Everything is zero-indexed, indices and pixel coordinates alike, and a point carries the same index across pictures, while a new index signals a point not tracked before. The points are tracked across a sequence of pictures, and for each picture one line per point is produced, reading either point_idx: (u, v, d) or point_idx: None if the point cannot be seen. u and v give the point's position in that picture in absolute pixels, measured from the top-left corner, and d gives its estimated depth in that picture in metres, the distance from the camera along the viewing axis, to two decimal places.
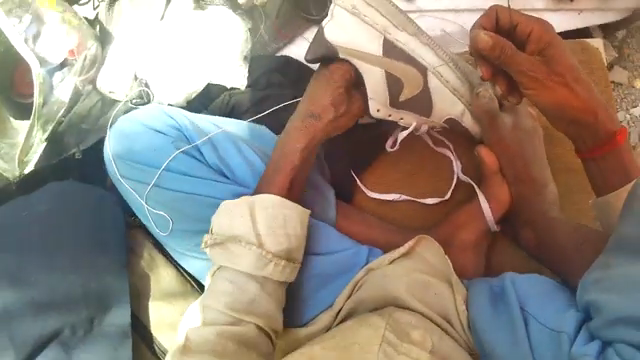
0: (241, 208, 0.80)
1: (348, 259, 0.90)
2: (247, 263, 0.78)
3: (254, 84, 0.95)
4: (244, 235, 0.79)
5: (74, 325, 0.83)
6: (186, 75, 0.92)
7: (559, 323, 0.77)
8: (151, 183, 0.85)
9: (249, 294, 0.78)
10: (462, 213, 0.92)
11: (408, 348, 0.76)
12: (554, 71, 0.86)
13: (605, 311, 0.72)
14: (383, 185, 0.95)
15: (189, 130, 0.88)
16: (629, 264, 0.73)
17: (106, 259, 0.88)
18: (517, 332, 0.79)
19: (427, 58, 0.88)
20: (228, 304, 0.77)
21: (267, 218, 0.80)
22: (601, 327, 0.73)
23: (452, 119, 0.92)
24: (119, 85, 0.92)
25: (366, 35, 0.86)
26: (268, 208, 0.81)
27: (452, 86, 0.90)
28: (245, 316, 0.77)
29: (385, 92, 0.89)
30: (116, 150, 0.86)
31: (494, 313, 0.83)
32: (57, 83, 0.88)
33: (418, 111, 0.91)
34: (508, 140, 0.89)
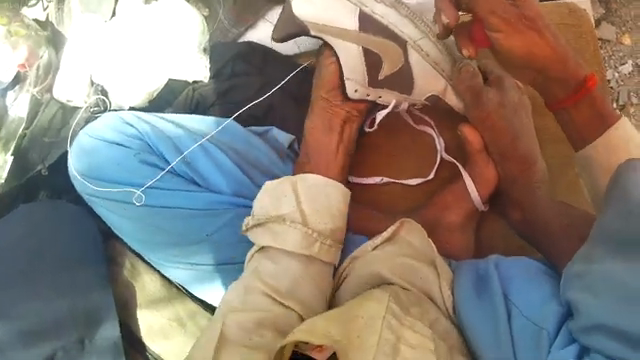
0: (285, 190, 0.83)
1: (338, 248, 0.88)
2: (293, 242, 0.80)
3: (218, 74, 0.91)
4: (289, 215, 0.81)
5: (65, 347, 0.81)
6: (144, 74, 0.88)
7: (540, 316, 0.74)
8: (118, 198, 0.85)
9: (293, 277, 0.78)
10: (448, 194, 0.87)
11: (412, 322, 0.73)
12: (524, 15, 0.78)
13: (582, 313, 0.69)
14: (364, 170, 0.91)
15: (150, 137, 0.86)
16: (610, 262, 0.70)
17: (87, 275, 0.86)
18: (499, 325, 0.75)
19: (405, 30, 0.83)
20: (272, 289, 0.78)
21: (310, 197, 0.82)
22: (576, 330, 0.70)
23: (437, 95, 0.86)
24: (76, 93, 0.89)
25: (338, 10, 0.81)
26: (311, 185, 0.83)
27: (433, 59, 0.84)
28: (285, 300, 0.77)
29: (364, 70, 0.83)
30: (79, 169, 0.85)
31: (478, 300, 0.79)
32: (11, 103, 0.88)
33: (398, 88, 0.85)
34: (493, 116, 0.83)
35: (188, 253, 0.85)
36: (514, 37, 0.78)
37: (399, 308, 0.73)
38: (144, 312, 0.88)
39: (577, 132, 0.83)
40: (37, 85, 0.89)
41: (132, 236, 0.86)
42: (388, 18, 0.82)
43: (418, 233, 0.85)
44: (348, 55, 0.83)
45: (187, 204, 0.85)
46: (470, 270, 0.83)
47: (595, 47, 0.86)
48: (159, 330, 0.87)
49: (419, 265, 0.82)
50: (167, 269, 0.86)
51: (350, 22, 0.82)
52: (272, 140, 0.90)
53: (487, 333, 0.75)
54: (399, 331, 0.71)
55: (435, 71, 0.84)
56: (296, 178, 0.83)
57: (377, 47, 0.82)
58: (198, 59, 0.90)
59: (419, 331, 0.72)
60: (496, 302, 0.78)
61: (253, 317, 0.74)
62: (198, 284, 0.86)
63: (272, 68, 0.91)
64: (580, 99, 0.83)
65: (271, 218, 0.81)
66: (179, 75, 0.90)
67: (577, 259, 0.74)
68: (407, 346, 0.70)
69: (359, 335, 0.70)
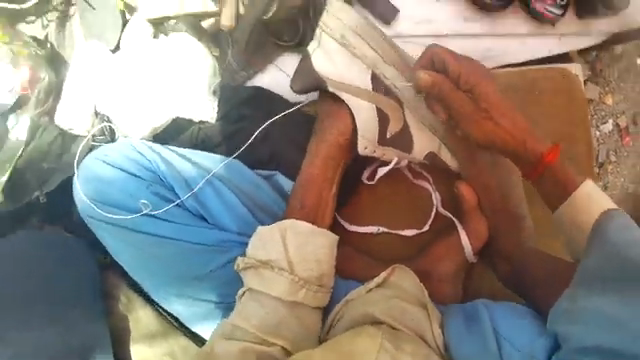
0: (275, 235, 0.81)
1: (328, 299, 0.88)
2: (281, 289, 0.78)
3: (225, 117, 0.88)
4: (276, 262, 0.79)
5: None
6: (150, 111, 0.86)
7: (532, 352, 0.75)
8: (126, 226, 0.84)
9: (279, 317, 0.77)
10: (441, 247, 0.89)
11: (402, 356, 0.73)
12: (479, 106, 0.85)
13: (572, 341, 0.67)
14: (359, 219, 0.91)
15: (161, 171, 0.85)
16: (595, 294, 0.69)
17: (79, 307, 0.83)
18: (488, 356, 0.75)
19: (406, 94, 0.87)
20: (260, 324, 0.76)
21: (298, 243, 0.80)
22: (570, 357, 0.67)
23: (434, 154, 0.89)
24: (78, 123, 0.86)
25: (353, 68, 0.86)
26: (301, 232, 0.81)
27: (429, 121, 0.88)
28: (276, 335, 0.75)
29: (374, 127, 0.86)
30: (88, 193, 0.84)
31: (465, 334, 0.79)
32: (12, 125, 0.84)
33: (401, 148, 0.88)
34: (486, 173, 0.88)
35: (192, 289, 0.85)
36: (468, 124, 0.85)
37: (390, 344, 0.73)
38: (136, 345, 0.86)
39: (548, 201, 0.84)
40: (37, 108, 0.85)
41: (134, 267, 0.85)
42: (396, 81, 0.87)
43: (409, 278, 0.87)
44: (362, 110, 0.85)
45: (193, 238, 0.85)
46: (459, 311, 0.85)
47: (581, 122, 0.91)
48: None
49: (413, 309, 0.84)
50: (166, 301, 0.86)
51: (364, 80, 0.87)
52: (277, 184, 0.89)
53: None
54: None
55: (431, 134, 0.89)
56: (285, 224, 0.82)
57: (387, 106, 0.86)
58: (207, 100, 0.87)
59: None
60: (483, 338, 0.78)
61: (243, 344, 0.73)
62: (198, 322, 0.86)
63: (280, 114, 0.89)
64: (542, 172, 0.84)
65: (260, 265, 0.79)
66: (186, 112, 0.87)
67: (561, 301, 0.72)
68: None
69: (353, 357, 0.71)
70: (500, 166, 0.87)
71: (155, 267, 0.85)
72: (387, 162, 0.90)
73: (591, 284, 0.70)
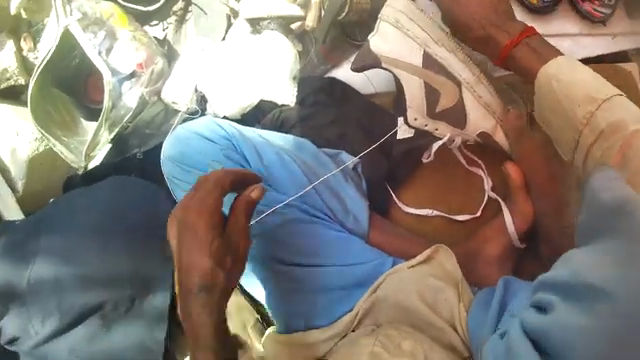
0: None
1: (372, 270, 0.94)
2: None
3: (302, 101, 1.03)
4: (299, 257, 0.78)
5: (116, 302, 0.90)
6: (240, 89, 1.01)
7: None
8: (196, 183, 0.97)
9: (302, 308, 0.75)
10: (489, 229, 0.96)
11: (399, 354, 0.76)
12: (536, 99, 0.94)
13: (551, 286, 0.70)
14: (415, 201, 1.02)
15: (237, 140, 0.98)
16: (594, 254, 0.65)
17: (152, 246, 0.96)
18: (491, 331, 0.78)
19: (462, 74, 0.98)
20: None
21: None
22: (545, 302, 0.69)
23: (486, 133, 0.99)
24: (181, 97, 1.03)
25: (406, 46, 0.96)
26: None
27: (487, 102, 0.98)
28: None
29: (422, 101, 0.98)
30: (169, 153, 0.99)
31: (484, 316, 0.82)
32: (125, 91, 0.99)
33: (455, 123, 0.99)
34: (531, 153, 0.95)
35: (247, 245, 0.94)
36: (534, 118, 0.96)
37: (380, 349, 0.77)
38: None
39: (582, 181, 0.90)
40: (147, 86, 1.02)
41: None
42: (448, 57, 0.98)
43: (452, 257, 0.93)
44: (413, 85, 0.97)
45: None
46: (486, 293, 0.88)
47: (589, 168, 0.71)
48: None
49: (445, 287, 0.90)
50: None
51: (415, 59, 0.97)
52: (340, 162, 1.00)
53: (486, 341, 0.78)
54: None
55: (487, 110, 0.98)
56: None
57: (437, 84, 0.98)
58: (288, 85, 1.01)
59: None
60: (490, 316, 0.81)
61: None
62: (246, 273, 0.95)
63: (350, 103, 1.04)
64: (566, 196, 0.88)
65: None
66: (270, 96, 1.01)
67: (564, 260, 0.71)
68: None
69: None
70: (550, 157, 0.94)
71: None
72: (441, 138, 1.01)
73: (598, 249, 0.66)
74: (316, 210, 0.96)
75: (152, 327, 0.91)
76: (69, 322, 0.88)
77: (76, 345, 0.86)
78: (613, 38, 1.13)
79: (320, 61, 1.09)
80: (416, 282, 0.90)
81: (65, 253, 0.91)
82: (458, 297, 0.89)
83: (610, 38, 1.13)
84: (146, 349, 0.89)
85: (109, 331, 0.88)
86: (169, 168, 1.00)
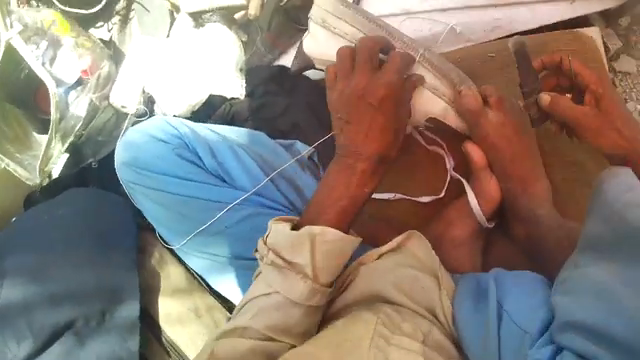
0: (303, 235, 0.79)
1: None
2: (296, 292, 0.77)
3: (251, 94, 1.03)
4: (301, 266, 0.78)
5: (87, 316, 0.90)
6: (186, 86, 1.00)
7: (527, 323, 0.77)
8: (153, 187, 0.96)
9: (287, 316, 0.77)
10: (453, 211, 0.95)
11: (398, 339, 0.78)
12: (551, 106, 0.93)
13: (559, 314, 0.64)
14: (377, 184, 1.01)
15: (189, 138, 0.98)
16: (596, 264, 0.64)
17: (117, 256, 0.96)
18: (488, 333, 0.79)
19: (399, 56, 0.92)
20: (266, 324, 0.77)
21: (323, 254, 0.79)
22: (555, 331, 0.64)
23: (436, 118, 0.94)
24: (129, 99, 1.01)
25: (333, 43, 0.94)
26: (327, 241, 0.79)
27: (432, 85, 0.91)
28: (284, 337, 0.77)
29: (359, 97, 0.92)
30: (123, 158, 0.97)
31: (474, 312, 0.83)
32: (72, 101, 0.97)
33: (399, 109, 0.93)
34: (493, 136, 0.90)
35: (210, 244, 0.95)
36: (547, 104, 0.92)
37: (386, 331, 0.78)
38: (164, 298, 0.97)
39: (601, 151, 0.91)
40: (95, 92, 0.99)
41: (160, 219, 0.97)
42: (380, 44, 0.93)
43: (423, 245, 0.93)
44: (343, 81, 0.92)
45: (211, 197, 0.95)
46: (472, 282, 0.89)
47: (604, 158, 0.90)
48: (172, 318, 0.95)
49: (422, 275, 0.90)
50: (187, 257, 0.96)
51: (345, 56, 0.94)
52: (295, 152, 0.99)
53: (480, 344, 0.78)
54: (386, 349, 0.75)
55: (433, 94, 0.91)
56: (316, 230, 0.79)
57: None
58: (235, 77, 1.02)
59: (404, 345, 0.77)
60: (487, 314, 0.82)
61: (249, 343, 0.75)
62: (213, 275, 0.95)
63: (301, 91, 1.02)
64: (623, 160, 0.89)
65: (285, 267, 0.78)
66: (219, 90, 1.01)
67: (568, 269, 0.69)
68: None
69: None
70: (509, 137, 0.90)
71: (178, 223, 0.96)
72: None
73: (596, 254, 0.65)
74: (272, 203, 0.95)
75: (125, 337, 0.90)
76: (41, 343, 0.87)
77: None
78: (572, 3, 1.06)
79: (267, 49, 1.10)
80: (393, 272, 0.90)
81: (33, 272, 0.91)
82: (437, 285, 0.89)
83: (568, 3, 1.05)
84: (118, 359, 0.88)
85: (83, 346, 0.88)
86: (124, 174, 0.98)
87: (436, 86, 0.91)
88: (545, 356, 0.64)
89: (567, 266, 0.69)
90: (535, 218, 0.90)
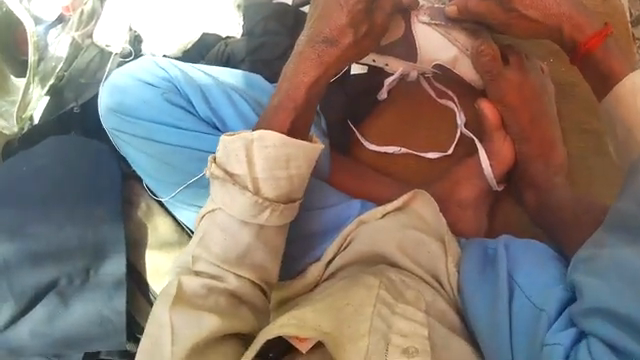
0: (238, 147, 0.78)
1: (340, 213, 0.87)
2: (238, 206, 0.78)
3: (250, 33, 0.91)
4: (241, 179, 0.78)
5: (70, 275, 0.87)
6: (178, 25, 0.91)
7: (543, 301, 0.71)
8: (139, 135, 0.87)
9: (242, 243, 0.79)
10: (462, 169, 0.86)
11: (404, 308, 0.76)
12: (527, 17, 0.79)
13: (585, 297, 0.65)
14: (380, 138, 0.91)
15: (180, 81, 0.88)
16: (625, 245, 0.64)
17: (99, 209, 0.89)
18: (497, 307, 0.73)
19: None
20: (214, 259, 0.79)
21: (263, 164, 0.78)
22: (580, 315, 0.66)
23: (442, 65, 0.85)
24: (114, 39, 0.92)
25: None
26: (268, 148, 0.78)
27: (445, 29, 0.83)
28: (236, 270, 0.79)
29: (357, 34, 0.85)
30: (108, 103, 0.88)
31: (482, 282, 0.77)
32: (53, 40, 0.92)
33: (403, 54, 0.86)
34: (511, 97, 0.80)
35: (192, 196, 0.88)
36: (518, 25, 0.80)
37: (389, 298, 0.77)
38: (152, 252, 0.91)
39: (595, 67, 0.80)
40: (78, 30, 0.92)
41: (146, 169, 0.88)
42: None
43: (431, 205, 0.84)
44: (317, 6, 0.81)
45: (203, 147, 0.86)
46: (478, 248, 0.81)
47: (595, 72, 0.80)
48: (161, 270, 0.90)
49: (427, 238, 0.83)
50: (174, 208, 0.89)
51: None
52: None
53: (488, 318, 0.73)
54: (390, 320, 0.75)
55: (445, 38, 0.83)
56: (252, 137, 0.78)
57: None
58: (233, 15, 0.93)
59: (408, 317, 0.75)
60: (498, 287, 0.75)
61: (206, 282, 0.77)
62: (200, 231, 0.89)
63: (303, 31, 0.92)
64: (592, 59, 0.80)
65: (226, 179, 0.78)
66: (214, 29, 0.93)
67: (587, 247, 0.69)
68: (398, 334, 0.74)
69: (349, 327, 0.74)
70: (521, 85, 0.80)
71: (167, 176, 0.88)
72: (393, 73, 0.88)
73: (619, 235, 0.66)
74: None
75: (110, 296, 0.88)
76: (26, 304, 0.86)
77: (35, 326, 0.86)
78: None
79: None
80: (393, 234, 0.83)
81: (12, 227, 0.86)
82: (444, 251, 0.82)
83: None
84: (105, 322, 0.88)
85: (68, 307, 0.87)
86: (107, 120, 0.88)
87: (447, 30, 0.83)
88: (567, 341, 0.66)
89: (587, 243, 0.69)
90: (550, 188, 0.82)
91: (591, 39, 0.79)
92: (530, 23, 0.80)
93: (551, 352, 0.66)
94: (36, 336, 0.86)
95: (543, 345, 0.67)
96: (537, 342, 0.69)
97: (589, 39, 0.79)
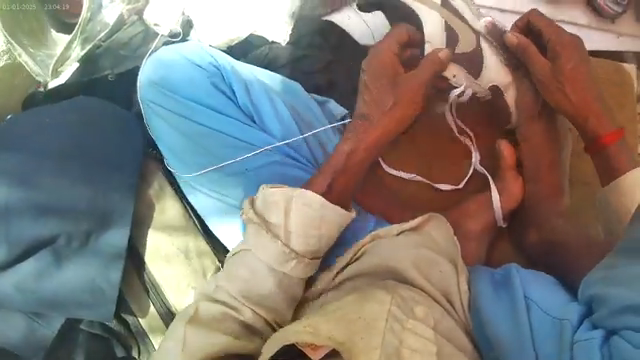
0: (277, 198, 0.79)
1: (355, 224, 0.91)
2: (271, 256, 0.78)
3: (296, 42, 0.94)
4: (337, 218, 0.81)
5: (70, 235, 0.82)
6: (231, 20, 0.93)
7: (563, 313, 0.77)
8: (175, 111, 0.88)
9: (313, 218, 0.80)
10: (472, 204, 0.91)
11: (415, 325, 0.76)
12: (557, 78, 0.88)
13: (611, 302, 0.71)
14: (399, 164, 0.96)
15: (226, 71, 0.90)
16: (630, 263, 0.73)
17: (118, 178, 0.86)
18: (519, 321, 0.79)
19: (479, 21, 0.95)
20: (243, 289, 0.78)
21: (301, 219, 0.79)
22: (606, 317, 0.71)
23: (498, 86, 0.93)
24: (165, 20, 0.92)
25: None
26: (307, 206, 0.80)
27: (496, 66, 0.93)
28: (252, 305, 0.77)
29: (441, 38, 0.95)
30: (152, 75, 0.89)
31: (496, 301, 0.83)
32: (106, 4, 0.90)
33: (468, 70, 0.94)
34: (537, 139, 0.90)
35: (214, 181, 0.88)
36: (551, 81, 0.88)
37: (400, 313, 0.76)
38: (156, 232, 0.88)
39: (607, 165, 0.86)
40: (128, 3, 0.92)
41: (172, 146, 0.88)
42: None
43: (443, 229, 0.89)
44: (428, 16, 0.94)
45: (238, 136, 0.88)
46: (486, 274, 0.87)
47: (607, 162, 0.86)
48: (180, 284, 0.86)
49: (439, 258, 0.86)
50: (190, 192, 0.89)
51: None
52: (328, 111, 0.93)
53: (509, 332, 0.78)
54: (401, 335, 0.74)
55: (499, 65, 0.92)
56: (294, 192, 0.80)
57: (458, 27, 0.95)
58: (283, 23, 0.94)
59: (420, 334, 0.75)
60: (518, 307, 0.80)
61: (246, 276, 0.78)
62: (214, 218, 0.88)
63: (349, 53, 0.94)
64: (602, 148, 0.87)
65: (313, 214, 0.80)
66: (264, 32, 0.94)
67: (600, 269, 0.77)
68: (408, 349, 0.72)
69: (361, 338, 0.73)
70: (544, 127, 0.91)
71: (195, 155, 0.88)
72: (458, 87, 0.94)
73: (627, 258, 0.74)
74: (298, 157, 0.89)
75: (105, 267, 0.83)
76: (18, 256, 0.79)
77: (23, 280, 0.79)
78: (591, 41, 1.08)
79: None
80: (409, 252, 0.86)
81: (19, 175, 0.81)
82: (455, 271, 0.86)
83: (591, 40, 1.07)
84: (96, 292, 0.82)
85: (60, 268, 0.81)
86: (147, 91, 0.89)
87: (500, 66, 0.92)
88: (598, 336, 0.71)
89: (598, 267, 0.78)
90: (553, 231, 0.88)
91: (608, 135, 0.87)
92: (557, 80, 0.88)
93: (585, 344, 0.71)
94: (20, 291, 0.80)
95: (573, 342, 0.72)
96: (564, 342, 0.73)
97: (608, 135, 0.87)
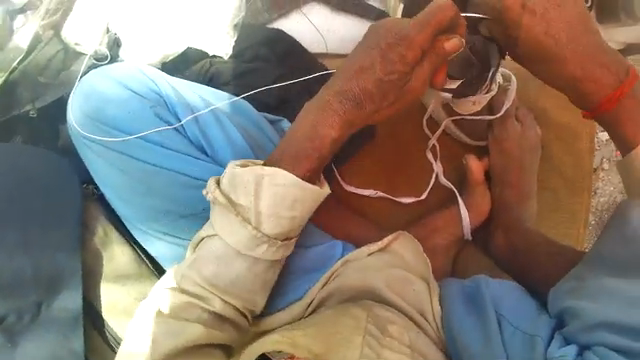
0: (248, 179, 0.70)
1: (324, 251, 0.83)
2: (239, 240, 0.70)
3: (239, 55, 0.89)
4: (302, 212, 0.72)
5: (20, 310, 0.75)
6: (162, 36, 0.87)
7: (532, 326, 0.70)
8: (115, 148, 0.79)
9: (287, 203, 0.70)
10: (440, 218, 0.87)
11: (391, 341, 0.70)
12: None
13: (585, 315, 0.66)
14: (357, 180, 0.91)
15: (169, 97, 0.81)
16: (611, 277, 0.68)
17: (60, 232, 0.79)
18: (490, 335, 0.70)
19: None
20: (208, 283, 0.71)
21: (273, 199, 0.70)
22: (580, 332, 0.66)
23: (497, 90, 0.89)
24: (88, 39, 0.87)
25: None
26: (278, 185, 0.70)
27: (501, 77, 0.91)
28: (224, 294, 0.72)
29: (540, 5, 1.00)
30: (84, 108, 0.79)
31: (467, 315, 0.73)
32: (18, 28, 0.87)
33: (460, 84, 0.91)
34: (510, 143, 0.88)
35: (171, 227, 0.81)
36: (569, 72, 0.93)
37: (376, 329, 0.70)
38: (107, 286, 0.80)
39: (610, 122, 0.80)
40: (44, 19, 0.87)
41: (115, 186, 0.80)
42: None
43: (412, 247, 0.81)
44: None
45: (192, 174, 0.79)
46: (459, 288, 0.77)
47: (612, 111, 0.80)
48: None
49: (412, 276, 0.79)
50: (145, 240, 0.82)
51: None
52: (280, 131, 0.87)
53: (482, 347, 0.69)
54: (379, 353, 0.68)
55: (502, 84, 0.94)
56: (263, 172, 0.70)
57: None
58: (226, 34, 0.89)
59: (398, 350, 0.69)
60: (490, 318, 0.72)
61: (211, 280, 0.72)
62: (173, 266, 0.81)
63: (293, 60, 0.89)
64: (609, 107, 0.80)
65: (284, 190, 0.70)
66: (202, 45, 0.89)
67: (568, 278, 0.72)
68: None
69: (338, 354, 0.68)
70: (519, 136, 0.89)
71: (146, 198, 0.79)
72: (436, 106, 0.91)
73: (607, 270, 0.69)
74: None
75: (65, 339, 0.75)
76: None
77: None
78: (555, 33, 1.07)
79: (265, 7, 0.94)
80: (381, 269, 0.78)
81: None
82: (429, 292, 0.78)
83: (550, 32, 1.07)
84: None
85: (15, 348, 0.73)
86: (80, 126, 0.79)
87: None
88: (572, 351, 0.65)
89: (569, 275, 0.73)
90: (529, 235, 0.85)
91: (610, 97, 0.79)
92: None
93: None
94: None
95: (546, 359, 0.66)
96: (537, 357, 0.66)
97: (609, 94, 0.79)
